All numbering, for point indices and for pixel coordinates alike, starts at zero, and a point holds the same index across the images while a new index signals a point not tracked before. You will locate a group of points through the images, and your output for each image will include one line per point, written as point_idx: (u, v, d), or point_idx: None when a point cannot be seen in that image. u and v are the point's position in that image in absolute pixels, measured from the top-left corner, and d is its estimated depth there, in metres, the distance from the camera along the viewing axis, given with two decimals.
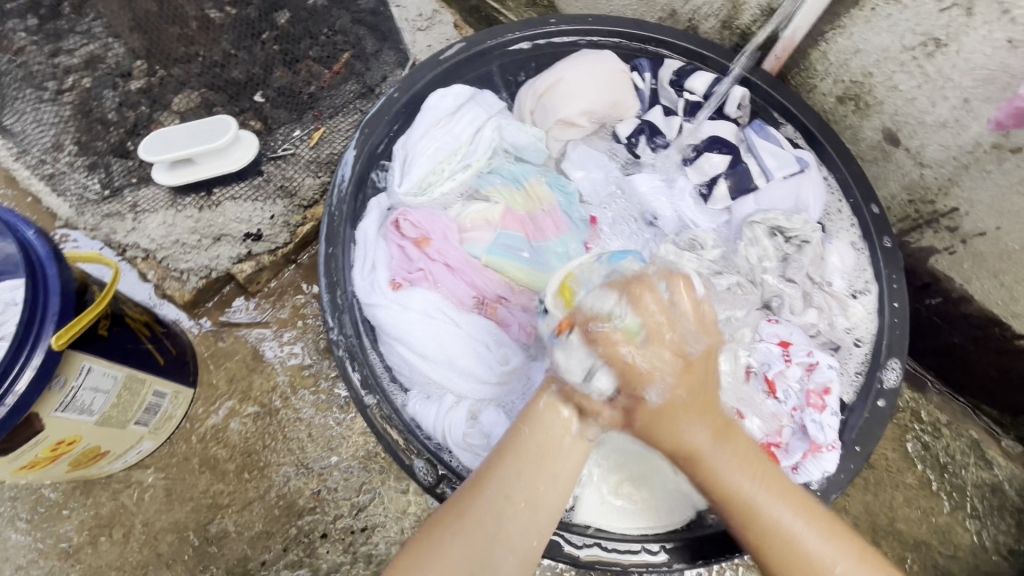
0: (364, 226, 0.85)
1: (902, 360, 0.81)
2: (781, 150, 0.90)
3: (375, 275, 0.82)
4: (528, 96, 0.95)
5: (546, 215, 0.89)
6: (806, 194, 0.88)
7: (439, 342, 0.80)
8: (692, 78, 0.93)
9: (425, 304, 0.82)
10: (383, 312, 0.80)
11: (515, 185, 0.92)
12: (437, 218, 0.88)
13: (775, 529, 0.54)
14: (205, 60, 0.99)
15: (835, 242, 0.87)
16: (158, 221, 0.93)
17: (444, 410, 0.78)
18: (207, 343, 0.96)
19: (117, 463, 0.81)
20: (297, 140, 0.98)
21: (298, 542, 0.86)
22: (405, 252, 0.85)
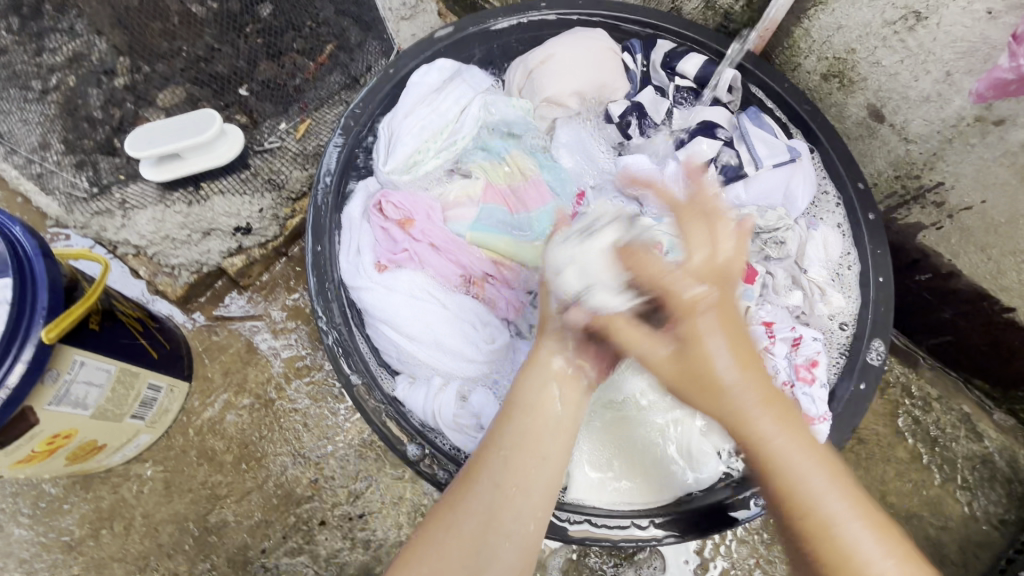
0: (348, 210, 0.86)
1: (885, 339, 0.82)
2: (773, 138, 0.88)
3: (360, 259, 0.83)
4: (518, 72, 0.93)
5: (529, 187, 0.90)
6: (797, 179, 0.88)
7: (426, 322, 0.81)
8: (685, 60, 0.92)
9: (411, 285, 0.83)
10: (369, 295, 0.81)
11: (499, 161, 0.92)
12: (415, 196, 0.87)
13: (819, 513, 0.49)
14: (188, 56, 0.96)
15: (819, 227, 0.89)
16: (147, 217, 0.92)
17: (433, 393, 0.79)
18: (202, 337, 0.97)
19: (115, 456, 0.82)
20: (283, 133, 0.99)
21: (297, 530, 0.87)
22: (388, 231, 0.85)
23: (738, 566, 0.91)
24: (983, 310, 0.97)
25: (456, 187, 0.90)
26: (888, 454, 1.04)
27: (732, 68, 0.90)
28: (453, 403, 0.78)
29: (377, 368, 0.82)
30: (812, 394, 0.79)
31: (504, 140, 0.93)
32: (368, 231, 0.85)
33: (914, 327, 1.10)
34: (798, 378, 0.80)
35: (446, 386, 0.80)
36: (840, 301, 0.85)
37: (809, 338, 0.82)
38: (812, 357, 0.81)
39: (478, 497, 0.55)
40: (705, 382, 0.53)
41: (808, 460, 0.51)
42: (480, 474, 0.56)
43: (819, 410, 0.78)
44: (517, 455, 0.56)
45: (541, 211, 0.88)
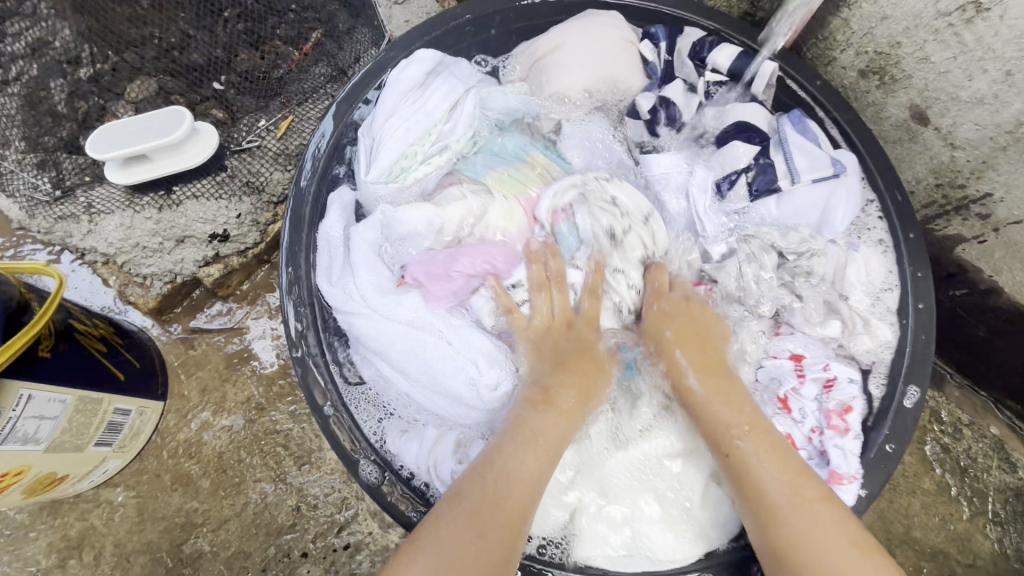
0: (355, 230, 0.74)
1: (923, 386, 0.73)
2: (817, 148, 0.76)
3: (352, 282, 0.73)
4: (523, 60, 0.84)
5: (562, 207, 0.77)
6: (837, 199, 0.76)
7: (420, 357, 0.70)
8: (715, 50, 0.82)
9: (411, 313, 0.71)
10: (360, 321, 0.72)
11: (520, 163, 0.81)
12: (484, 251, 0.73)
13: (767, 505, 0.59)
14: (161, 42, 0.90)
15: (860, 247, 0.78)
16: (115, 223, 0.85)
17: (427, 447, 0.70)
18: (178, 351, 0.91)
19: (81, 483, 0.76)
20: (263, 130, 0.91)
21: (276, 562, 0.82)
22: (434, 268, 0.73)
23: None
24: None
25: (457, 209, 0.74)
26: (913, 484, 0.96)
27: (771, 60, 0.80)
28: (452, 454, 0.69)
29: (367, 413, 0.74)
30: (843, 446, 0.70)
31: (506, 138, 0.83)
32: (361, 242, 0.74)
33: (944, 345, 1.01)
34: (828, 427, 0.72)
35: (441, 436, 0.71)
36: (887, 334, 0.75)
37: (845, 380, 0.73)
38: (846, 402, 0.72)
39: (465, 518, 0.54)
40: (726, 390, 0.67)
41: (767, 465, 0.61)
42: (464, 505, 0.55)
43: (850, 467, 0.69)
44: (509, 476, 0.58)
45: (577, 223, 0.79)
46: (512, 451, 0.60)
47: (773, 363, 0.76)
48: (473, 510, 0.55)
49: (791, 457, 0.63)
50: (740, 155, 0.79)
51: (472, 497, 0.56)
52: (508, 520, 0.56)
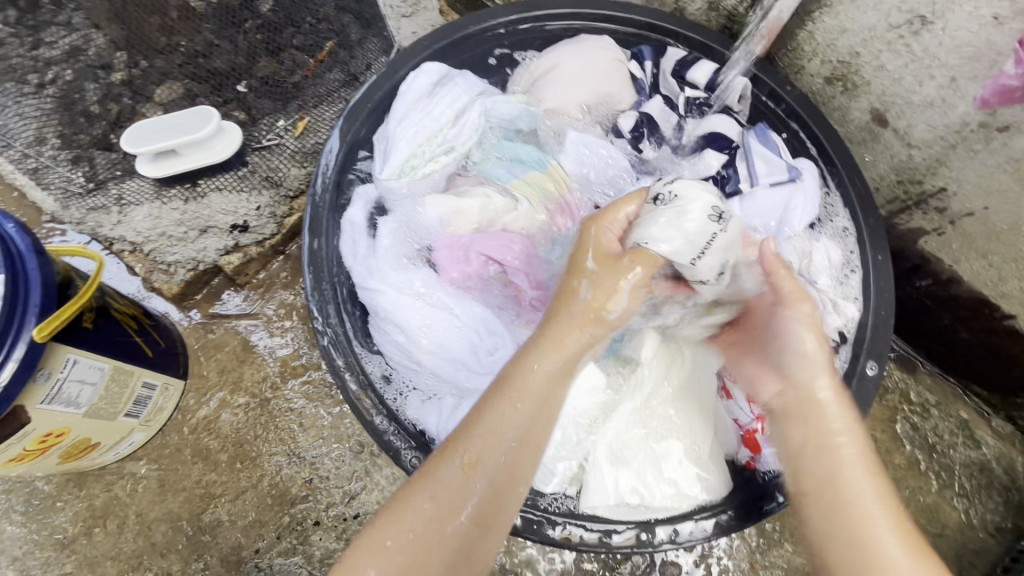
0: (383, 220, 0.82)
1: (881, 362, 0.80)
2: (775, 157, 0.87)
3: (374, 261, 0.79)
4: (522, 79, 0.92)
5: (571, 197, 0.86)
6: (796, 202, 0.86)
7: (434, 330, 0.76)
8: (695, 67, 0.91)
9: (424, 289, 0.78)
10: (380, 298, 0.77)
11: (539, 170, 0.88)
12: (505, 239, 0.80)
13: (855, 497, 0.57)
14: (187, 50, 0.98)
15: (822, 238, 0.89)
16: (144, 213, 0.92)
17: (447, 413, 0.74)
18: (197, 335, 0.97)
19: (109, 454, 0.82)
20: (281, 130, 0.98)
21: (290, 530, 0.87)
22: (450, 251, 0.80)
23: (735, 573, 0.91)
24: (983, 317, 0.96)
25: (477, 204, 0.82)
26: (885, 460, 1.03)
27: (743, 78, 0.89)
28: None
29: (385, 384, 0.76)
30: None
31: (507, 141, 0.89)
32: (386, 229, 0.81)
33: (913, 333, 1.09)
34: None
35: (459, 404, 0.75)
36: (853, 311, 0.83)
37: None
38: None
39: (479, 442, 0.56)
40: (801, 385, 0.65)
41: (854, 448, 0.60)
42: (479, 420, 0.57)
43: None
44: (532, 411, 0.58)
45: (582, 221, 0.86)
46: (538, 384, 0.58)
47: None
48: (484, 434, 0.56)
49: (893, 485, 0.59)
50: (713, 161, 0.90)
51: (488, 414, 0.57)
52: (513, 456, 0.57)
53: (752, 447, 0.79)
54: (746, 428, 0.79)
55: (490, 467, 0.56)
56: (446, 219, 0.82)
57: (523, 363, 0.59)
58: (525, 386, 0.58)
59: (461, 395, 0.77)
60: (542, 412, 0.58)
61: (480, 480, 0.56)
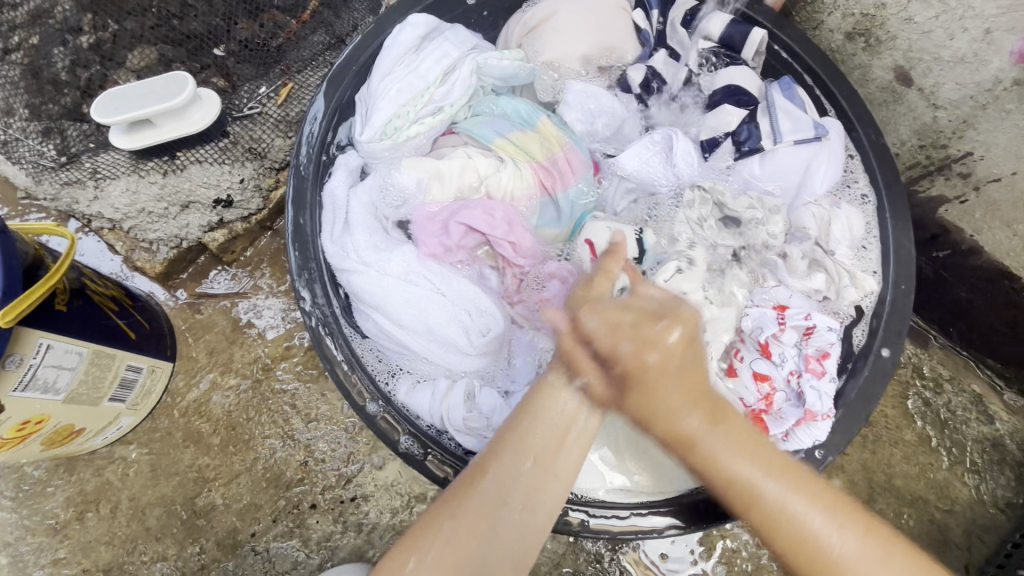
0: (357, 190, 0.74)
1: (897, 349, 0.73)
2: (801, 112, 0.78)
3: (349, 238, 0.72)
4: (515, 29, 0.84)
5: (564, 158, 0.79)
6: (821, 161, 0.78)
7: (419, 312, 0.70)
8: (709, 19, 0.84)
9: (403, 268, 0.71)
10: (357, 279, 0.70)
11: (528, 128, 0.80)
12: (486, 205, 0.73)
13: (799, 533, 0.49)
14: (160, 11, 0.90)
15: (843, 206, 0.79)
16: (121, 188, 0.87)
17: (441, 396, 0.69)
18: (185, 316, 0.93)
19: (98, 438, 0.79)
20: (263, 97, 0.92)
21: (287, 514, 0.85)
22: (429, 225, 0.74)
23: (739, 551, 0.89)
24: (1004, 290, 0.91)
25: (455, 165, 0.74)
26: (895, 436, 1.00)
27: (761, 29, 0.81)
28: (463, 404, 0.69)
29: (376, 366, 0.73)
30: (820, 388, 0.70)
31: (502, 98, 0.82)
32: (360, 204, 0.74)
33: (928, 305, 1.05)
34: (807, 369, 0.71)
35: (453, 386, 0.70)
36: (872, 284, 0.75)
37: (824, 328, 0.72)
38: (824, 348, 0.72)
39: (484, 495, 0.52)
40: (711, 402, 0.52)
41: (742, 459, 0.50)
42: (487, 471, 0.53)
43: (824, 407, 0.70)
44: (535, 469, 0.53)
45: (576, 189, 0.78)
46: (546, 444, 0.54)
47: (758, 310, 0.75)
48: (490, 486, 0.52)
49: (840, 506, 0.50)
50: (732, 117, 0.81)
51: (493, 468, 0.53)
52: (539, 477, 0.53)
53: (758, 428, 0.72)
54: (752, 409, 0.72)
55: (473, 509, 0.52)
56: (424, 183, 0.74)
57: (526, 416, 0.55)
58: (553, 410, 0.54)
59: (454, 378, 0.72)
60: (566, 438, 0.54)
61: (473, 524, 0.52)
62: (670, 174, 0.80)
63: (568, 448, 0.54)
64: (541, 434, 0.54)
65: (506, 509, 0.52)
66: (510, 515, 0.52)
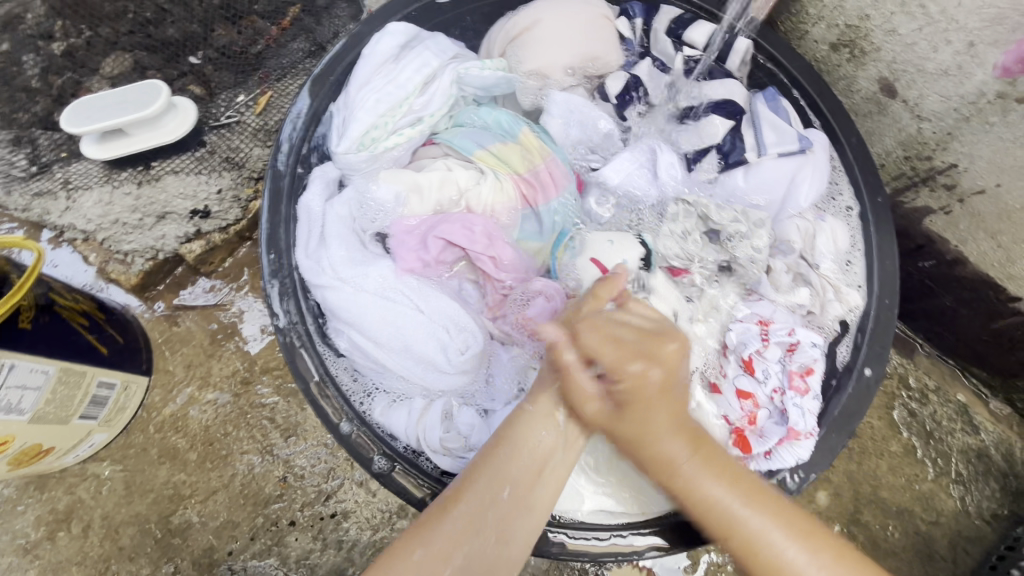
0: (333, 204, 0.72)
1: (881, 368, 0.72)
2: (784, 124, 0.78)
3: (323, 252, 0.70)
4: (496, 41, 0.82)
5: (546, 169, 0.77)
6: (804, 174, 0.78)
7: (397, 329, 0.68)
8: (692, 27, 0.83)
9: (380, 283, 0.70)
10: (332, 295, 0.68)
11: (509, 140, 0.78)
12: (465, 219, 0.72)
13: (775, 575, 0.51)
14: (135, 17, 0.89)
15: (827, 219, 0.78)
16: (93, 199, 0.86)
17: (416, 416, 0.68)
18: (162, 328, 0.91)
19: (69, 457, 0.77)
20: (241, 106, 0.91)
21: (265, 531, 0.83)
22: (407, 239, 0.73)
23: (725, 565, 0.89)
24: (987, 301, 0.91)
25: (434, 178, 0.73)
26: (881, 447, 1.00)
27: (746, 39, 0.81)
28: (439, 424, 0.68)
29: (352, 386, 0.70)
30: (802, 405, 0.70)
31: (483, 108, 0.80)
32: (336, 218, 0.72)
33: (914, 315, 1.04)
34: (790, 386, 0.71)
35: (430, 406, 0.69)
36: (856, 299, 0.75)
37: (808, 344, 0.72)
38: (808, 365, 0.71)
39: (457, 518, 0.53)
40: (661, 461, 0.54)
41: (715, 485, 0.54)
42: (460, 502, 0.54)
43: (807, 425, 0.70)
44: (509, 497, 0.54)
45: (558, 202, 0.77)
46: (521, 472, 0.55)
47: (742, 325, 0.75)
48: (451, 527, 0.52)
49: (797, 515, 0.54)
50: (717, 127, 0.80)
51: (466, 499, 0.54)
52: (508, 504, 0.54)
53: (741, 447, 0.71)
54: (736, 427, 0.71)
55: (438, 544, 0.52)
56: (402, 197, 0.72)
57: (504, 445, 0.56)
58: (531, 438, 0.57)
59: (431, 398, 0.71)
60: (542, 469, 0.56)
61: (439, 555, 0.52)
62: (654, 186, 0.79)
63: (543, 479, 0.56)
64: (516, 465, 0.56)
65: (476, 535, 0.52)
66: (478, 545, 0.52)
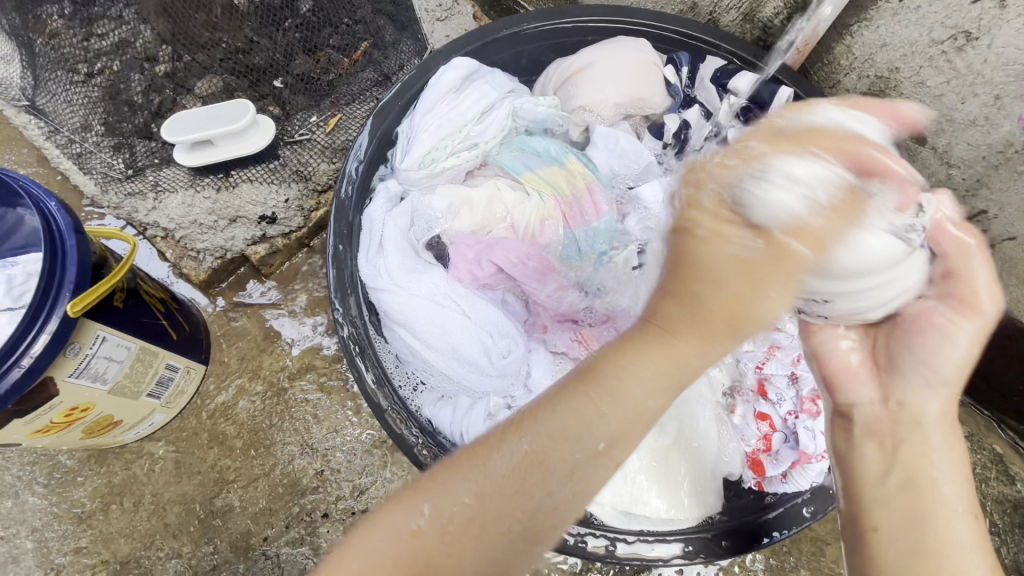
0: (394, 215, 0.79)
1: None
2: None
3: (381, 258, 0.76)
4: (554, 79, 0.91)
5: (587, 196, 0.83)
6: None
7: (445, 331, 0.73)
8: (735, 78, 0.89)
9: (431, 289, 0.75)
10: (388, 297, 0.74)
11: (555, 165, 0.84)
12: (518, 249, 0.78)
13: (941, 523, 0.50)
14: (227, 47, 0.99)
15: None
16: (178, 201, 0.94)
17: (461, 412, 0.75)
18: (221, 322, 0.99)
19: (130, 433, 0.84)
20: (313, 125, 1.01)
21: (300, 520, 0.88)
22: (463, 250, 0.77)
23: None
24: None
25: (484, 195, 0.79)
26: None
27: (787, 88, 0.85)
28: (482, 422, 0.73)
29: (397, 374, 0.77)
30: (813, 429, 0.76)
31: (530, 137, 0.88)
32: (393, 227, 0.78)
33: None
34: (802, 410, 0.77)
35: (474, 404, 0.75)
36: None
37: None
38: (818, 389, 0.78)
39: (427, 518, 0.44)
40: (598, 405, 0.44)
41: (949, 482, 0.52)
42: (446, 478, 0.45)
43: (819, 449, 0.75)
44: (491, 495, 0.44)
45: (595, 225, 0.82)
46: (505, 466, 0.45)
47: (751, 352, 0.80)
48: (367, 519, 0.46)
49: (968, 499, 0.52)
50: None
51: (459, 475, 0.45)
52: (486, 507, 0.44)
53: (757, 469, 0.79)
54: (751, 451, 0.79)
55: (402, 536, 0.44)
56: (454, 207, 0.78)
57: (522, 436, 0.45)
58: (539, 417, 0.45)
59: (475, 397, 0.76)
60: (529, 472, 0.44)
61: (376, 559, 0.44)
62: None
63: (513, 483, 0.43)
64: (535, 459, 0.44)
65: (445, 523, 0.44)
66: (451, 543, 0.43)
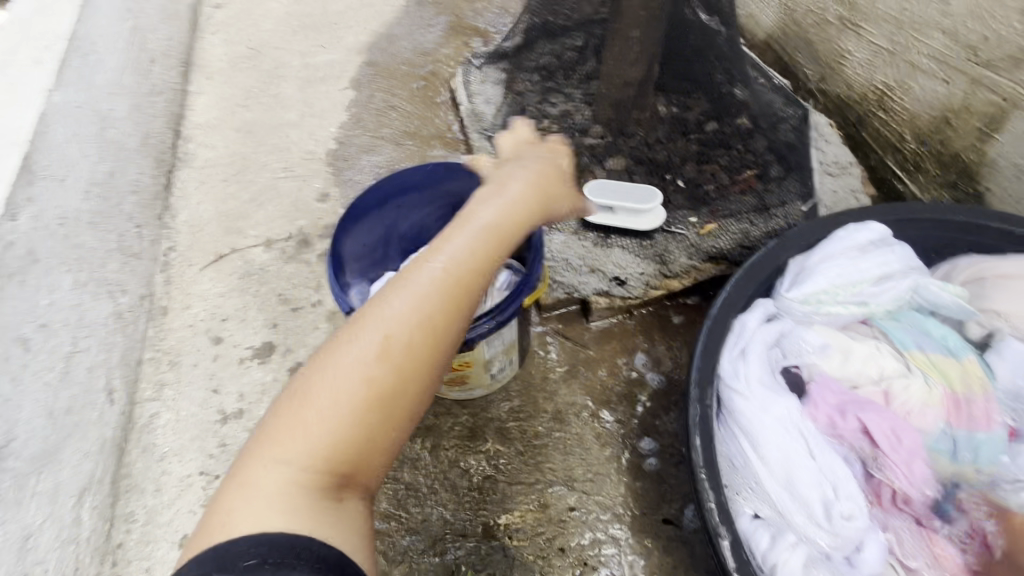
0: (765, 330, 0.83)
1: None
2: None
3: (745, 364, 0.81)
4: (970, 271, 0.88)
5: (980, 403, 0.79)
6: None
7: (788, 459, 0.76)
8: None
9: (787, 414, 0.78)
10: (743, 402, 0.78)
11: (950, 356, 0.83)
12: (891, 422, 0.78)
13: None
14: (642, 139, 1.22)
15: None
16: (561, 240, 1.16)
17: (779, 549, 0.72)
18: (540, 341, 1.15)
19: (457, 392, 1.04)
20: (689, 224, 1.15)
21: (541, 539, 0.97)
22: (826, 394, 0.81)
23: None
24: None
25: (865, 352, 0.83)
26: None
27: None
28: (801, 570, 0.71)
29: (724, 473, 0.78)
30: None
31: (925, 316, 0.87)
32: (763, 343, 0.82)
33: None
34: None
35: (796, 548, 0.72)
36: None
37: None
38: None
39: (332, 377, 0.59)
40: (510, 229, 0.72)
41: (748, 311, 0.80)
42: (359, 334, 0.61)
43: None
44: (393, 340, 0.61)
45: (983, 436, 0.78)
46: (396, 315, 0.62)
47: None
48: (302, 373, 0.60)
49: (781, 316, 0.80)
50: None
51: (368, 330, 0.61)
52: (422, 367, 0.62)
53: None
54: None
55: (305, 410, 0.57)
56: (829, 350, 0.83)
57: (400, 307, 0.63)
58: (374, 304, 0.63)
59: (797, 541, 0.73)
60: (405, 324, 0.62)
61: (318, 398, 0.57)
62: None
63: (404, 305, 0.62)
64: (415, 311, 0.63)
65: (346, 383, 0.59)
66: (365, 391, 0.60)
